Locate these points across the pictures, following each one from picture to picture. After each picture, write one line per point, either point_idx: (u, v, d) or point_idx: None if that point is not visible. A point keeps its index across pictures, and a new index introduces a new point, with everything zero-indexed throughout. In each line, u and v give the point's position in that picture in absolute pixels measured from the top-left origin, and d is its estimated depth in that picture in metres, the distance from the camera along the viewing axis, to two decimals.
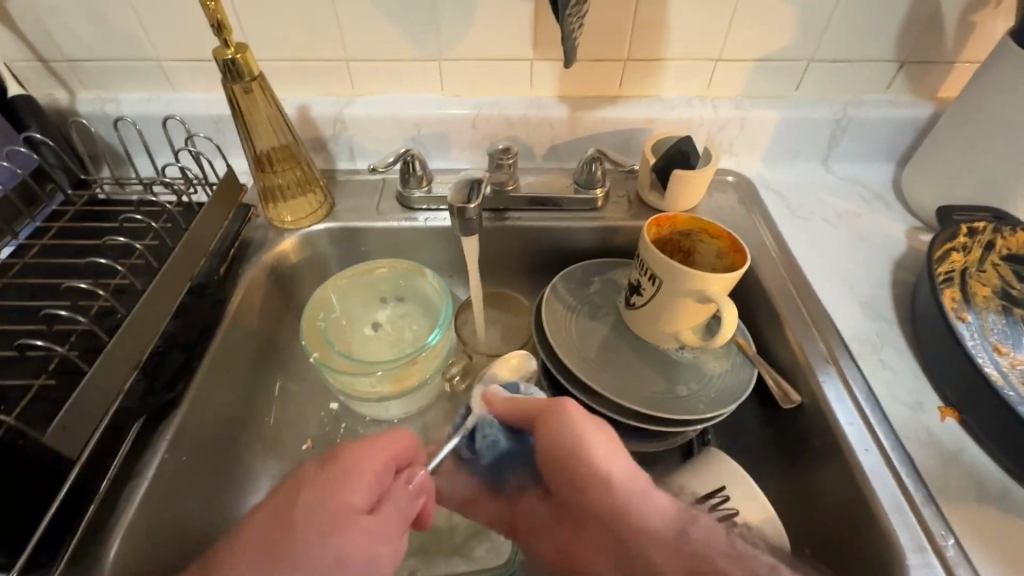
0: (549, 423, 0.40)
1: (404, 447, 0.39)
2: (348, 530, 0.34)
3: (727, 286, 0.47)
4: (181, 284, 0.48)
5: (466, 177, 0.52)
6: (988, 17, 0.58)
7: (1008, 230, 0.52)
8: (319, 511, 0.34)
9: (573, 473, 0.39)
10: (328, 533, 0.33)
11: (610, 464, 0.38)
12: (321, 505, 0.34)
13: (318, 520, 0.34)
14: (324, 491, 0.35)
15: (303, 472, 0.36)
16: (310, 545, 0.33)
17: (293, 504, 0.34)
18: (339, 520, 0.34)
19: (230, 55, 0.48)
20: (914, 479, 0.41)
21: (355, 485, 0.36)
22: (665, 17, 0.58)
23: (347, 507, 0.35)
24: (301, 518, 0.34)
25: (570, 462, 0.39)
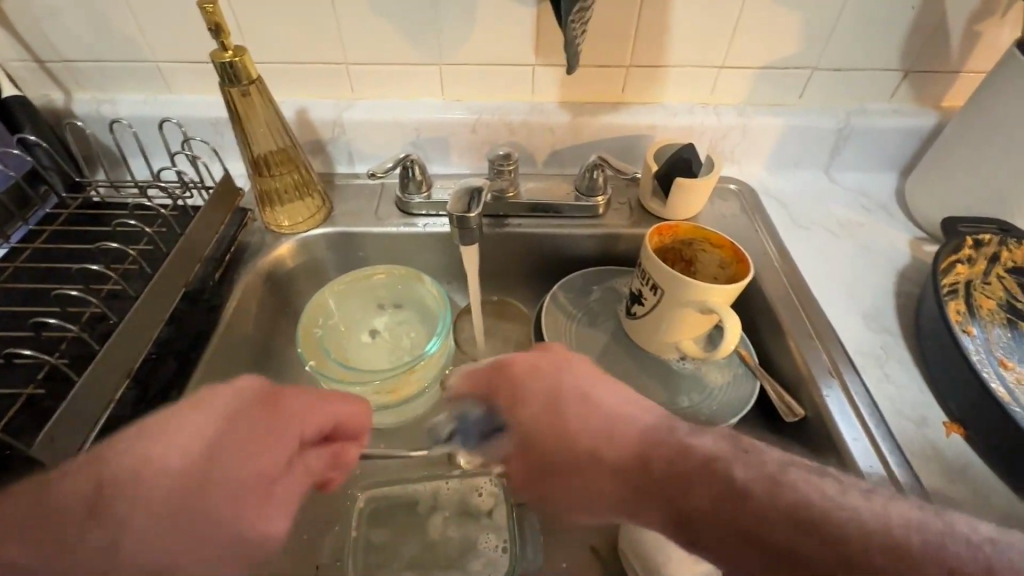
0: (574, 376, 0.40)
1: (343, 421, 0.39)
2: (266, 495, 0.32)
3: (730, 297, 0.47)
4: (173, 291, 0.47)
5: (465, 187, 0.51)
6: (994, 27, 0.58)
7: (1013, 242, 0.52)
8: (251, 469, 0.32)
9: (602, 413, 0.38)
10: (253, 497, 0.31)
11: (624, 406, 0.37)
12: (251, 464, 0.32)
13: (248, 479, 0.32)
14: (258, 447, 0.33)
15: (232, 412, 0.34)
16: (232, 504, 0.30)
17: (222, 455, 0.31)
18: (264, 484, 0.33)
19: (228, 58, 0.47)
20: (879, 430, 0.44)
21: (280, 447, 0.34)
22: (668, 23, 0.58)
23: (269, 471, 0.33)
24: (227, 474, 0.31)
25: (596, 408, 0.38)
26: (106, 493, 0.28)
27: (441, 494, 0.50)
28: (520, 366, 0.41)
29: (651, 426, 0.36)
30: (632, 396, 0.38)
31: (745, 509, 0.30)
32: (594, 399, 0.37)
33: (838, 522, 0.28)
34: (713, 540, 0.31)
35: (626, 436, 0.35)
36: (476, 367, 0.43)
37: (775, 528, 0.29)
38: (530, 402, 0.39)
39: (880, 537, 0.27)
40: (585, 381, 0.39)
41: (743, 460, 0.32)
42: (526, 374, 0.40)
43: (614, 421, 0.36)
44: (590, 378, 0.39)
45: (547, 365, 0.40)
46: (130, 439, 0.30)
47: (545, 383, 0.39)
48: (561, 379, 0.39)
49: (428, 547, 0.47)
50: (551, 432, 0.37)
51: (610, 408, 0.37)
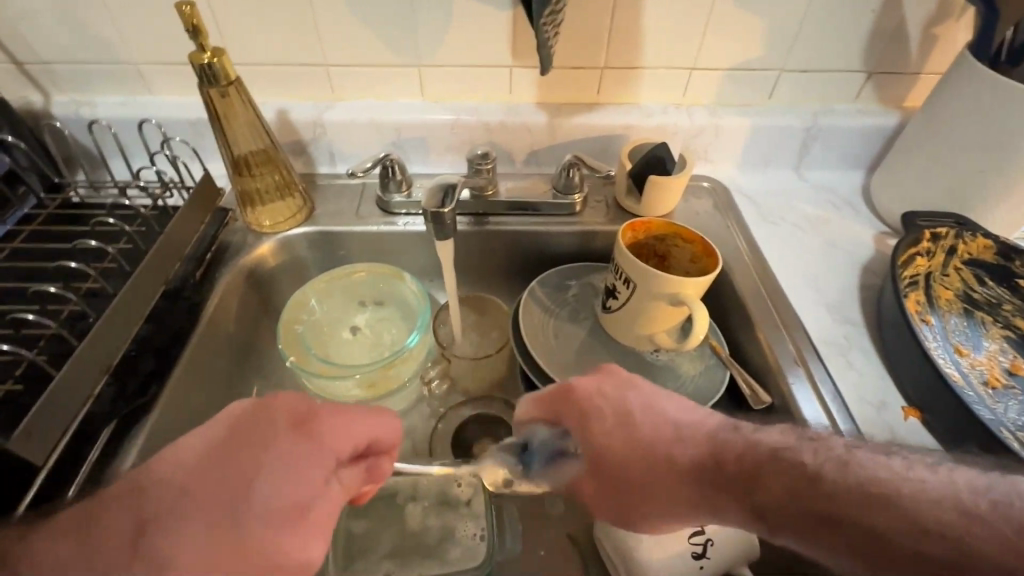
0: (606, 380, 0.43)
1: (376, 425, 0.39)
2: (301, 516, 0.32)
3: (700, 290, 0.48)
4: (152, 290, 0.47)
5: (440, 182, 0.52)
6: (950, 30, 0.60)
7: (968, 235, 0.54)
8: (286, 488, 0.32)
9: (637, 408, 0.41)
10: (286, 520, 0.31)
11: (694, 417, 0.40)
12: (283, 485, 0.32)
13: (282, 500, 0.31)
14: (288, 468, 0.32)
15: (270, 430, 0.34)
16: (265, 528, 0.30)
17: (256, 478, 0.31)
18: (297, 505, 0.32)
19: (207, 59, 0.48)
20: (832, 389, 0.47)
21: (313, 466, 0.33)
22: (639, 26, 0.60)
23: (306, 494, 0.32)
24: (261, 497, 0.31)
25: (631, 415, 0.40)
26: (146, 526, 0.29)
27: (422, 485, 0.50)
28: (581, 389, 0.42)
29: (716, 429, 0.38)
30: (688, 402, 0.41)
31: (819, 492, 0.32)
32: (663, 413, 0.40)
33: (921, 503, 0.29)
34: (791, 524, 0.32)
35: (691, 444, 0.38)
36: (541, 392, 0.45)
37: (853, 501, 0.31)
38: (602, 424, 0.41)
39: (950, 504, 0.29)
40: (652, 395, 0.41)
41: (810, 448, 0.34)
42: (591, 396, 0.42)
43: (681, 428, 0.39)
44: (658, 395, 0.41)
45: (610, 386, 0.42)
46: (161, 470, 0.31)
47: (605, 402, 0.41)
48: (623, 399, 0.41)
49: (408, 538, 0.48)
50: (649, 439, 0.39)
51: (674, 418, 0.39)
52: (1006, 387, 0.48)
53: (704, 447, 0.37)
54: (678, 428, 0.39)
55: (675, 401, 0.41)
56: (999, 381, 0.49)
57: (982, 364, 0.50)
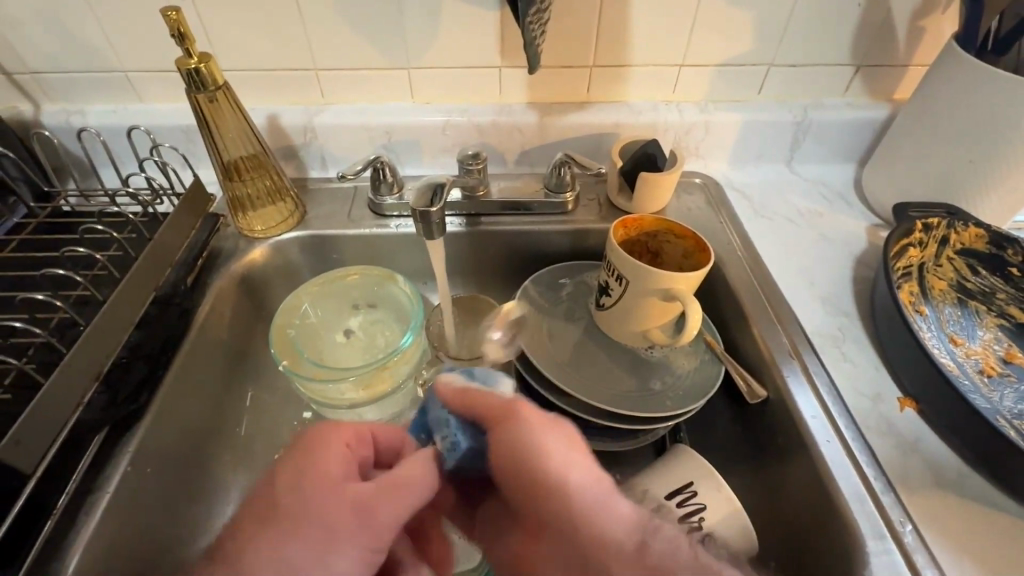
0: (504, 427, 0.36)
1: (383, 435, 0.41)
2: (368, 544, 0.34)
3: (693, 284, 0.48)
4: (143, 297, 0.46)
5: (429, 183, 0.52)
6: (936, 22, 0.61)
7: (960, 225, 0.54)
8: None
9: (512, 455, 0.35)
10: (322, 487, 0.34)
11: (570, 466, 0.33)
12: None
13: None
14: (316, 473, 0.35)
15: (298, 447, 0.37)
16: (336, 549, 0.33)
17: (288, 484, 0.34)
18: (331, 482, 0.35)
19: (194, 64, 0.48)
20: (840, 409, 0.45)
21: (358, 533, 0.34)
22: (627, 24, 0.60)
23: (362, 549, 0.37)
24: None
25: (509, 457, 0.35)
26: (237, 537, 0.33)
27: None
28: (483, 401, 0.38)
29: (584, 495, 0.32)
30: (583, 468, 0.34)
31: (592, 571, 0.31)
32: (543, 470, 0.33)
33: None
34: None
35: (550, 501, 0.33)
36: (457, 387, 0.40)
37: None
38: (474, 422, 0.39)
39: None
40: (532, 426, 0.35)
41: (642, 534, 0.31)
42: (490, 413, 0.38)
43: (539, 488, 0.33)
44: (559, 449, 0.34)
45: (505, 410, 0.37)
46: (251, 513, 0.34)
47: (482, 409, 0.38)
48: (507, 425, 0.36)
49: None
50: (502, 468, 0.36)
51: (547, 465, 0.33)
52: (1001, 375, 0.48)
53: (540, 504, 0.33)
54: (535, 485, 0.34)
55: (564, 449, 0.34)
56: (994, 370, 0.48)
57: (976, 354, 0.50)
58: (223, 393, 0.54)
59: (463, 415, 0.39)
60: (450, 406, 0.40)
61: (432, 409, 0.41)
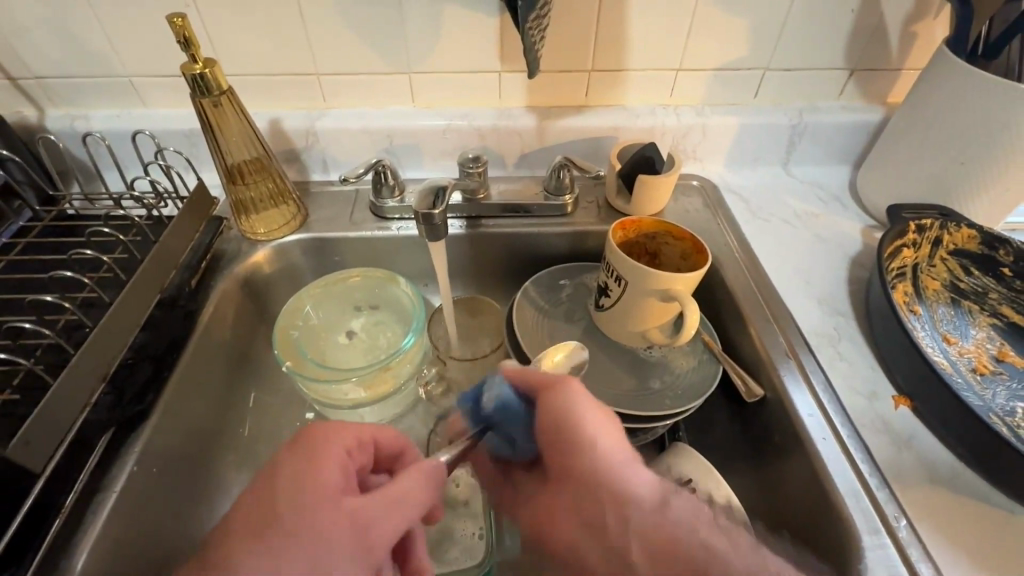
0: (557, 394, 0.39)
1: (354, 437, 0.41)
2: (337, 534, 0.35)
3: (691, 285, 0.49)
4: (147, 299, 0.47)
5: (431, 185, 0.53)
6: (928, 26, 0.62)
7: (952, 226, 0.55)
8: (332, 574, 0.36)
9: (556, 424, 0.38)
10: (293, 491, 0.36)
11: (608, 435, 0.37)
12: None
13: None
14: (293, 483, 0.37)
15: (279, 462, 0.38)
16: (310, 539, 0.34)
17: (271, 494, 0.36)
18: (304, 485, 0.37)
19: (199, 70, 0.48)
20: (836, 408, 0.45)
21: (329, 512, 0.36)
22: (624, 29, 0.61)
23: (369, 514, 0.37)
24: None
25: (551, 423, 0.38)
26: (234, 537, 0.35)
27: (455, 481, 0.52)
28: (535, 373, 0.41)
29: (617, 459, 0.36)
30: (617, 439, 0.37)
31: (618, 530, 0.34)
32: (582, 439, 0.37)
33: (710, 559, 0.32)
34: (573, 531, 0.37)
35: (586, 464, 0.36)
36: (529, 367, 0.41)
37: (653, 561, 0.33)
38: (526, 391, 0.41)
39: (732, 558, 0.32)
40: (579, 398, 0.38)
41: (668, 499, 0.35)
42: (541, 385, 0.40)
43: (575, 454, 0.37)
44: (600, 422, 0.38)
45: (557, 380, 0.40)
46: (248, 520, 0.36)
47: (534, 380, 0.41)
48: (553, 398, 0.39)
49: None
50: (545, 437, 0.39)
51: (589, 433, 0.37)
52: (994, 373, 0.49)
53: (574, 465, 0.37)
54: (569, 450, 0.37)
55: (603, 420, 0.38)
56: (986, 368, 0.49)
57: (969, 352, 0.50)
58: (226, 394, 0.54)
59: (517, 385, 0.41)
60: (513, 377, 0.41)
61: (484, 382, 0.43)
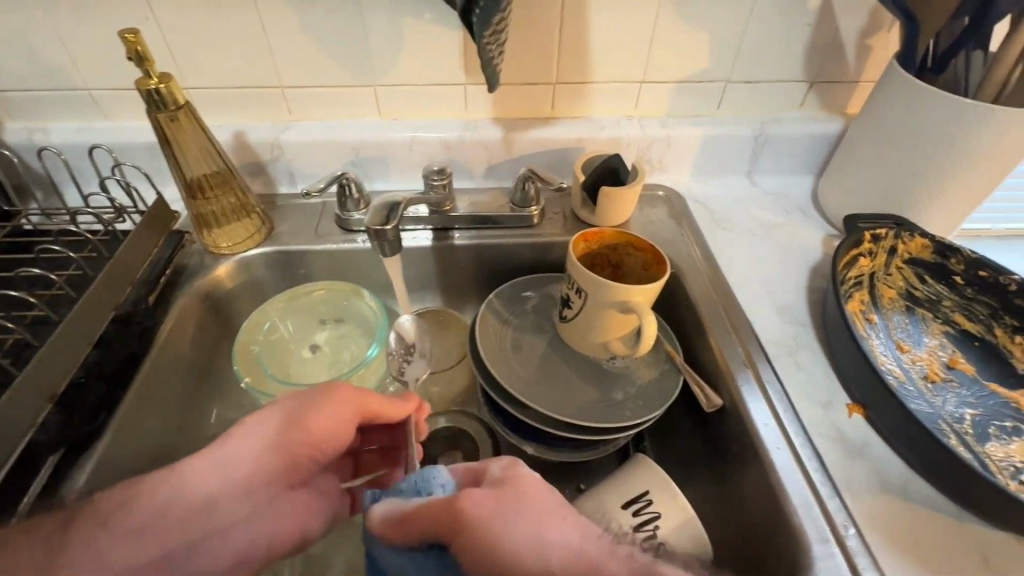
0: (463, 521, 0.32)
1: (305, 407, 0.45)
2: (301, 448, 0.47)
3: (650, 297, 0.49)
4: (101, 317, 0.46)
5: (386, 201, 0.53)
6: (882, 40, 0.63)
7: (907, 235, 0.56)
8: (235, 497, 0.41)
9: (488, 551, 0.30)
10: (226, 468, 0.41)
11: (552, 532, 0.31)
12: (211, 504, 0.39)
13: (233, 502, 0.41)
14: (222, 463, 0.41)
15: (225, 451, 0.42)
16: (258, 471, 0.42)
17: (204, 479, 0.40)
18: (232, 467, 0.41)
19: (153, 85, 0.48)
20: (790, 418, 0.46)
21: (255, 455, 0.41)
22: (587, 42, 0.61)
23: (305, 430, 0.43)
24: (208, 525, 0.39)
25: (486, 555, 0.30)
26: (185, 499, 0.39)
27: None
28: (423, 508, 0.33)
29: (576, 557, 0.30)
30: (567, 528, 0.32)
31: None
32: (529, 551, 0.30)
33: None
34: None
35: None
36: (396, 512, 0.33)
37: None
38: (422, 535, 0.32)
39: None
40: (496, 509, 0.32)
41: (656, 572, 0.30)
42: (444, 513, 0.32)
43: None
44: (531, 507, 0.33)
45: (453, 505, 0.33)
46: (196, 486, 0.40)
47: (424, 523, 0.33)
48: (463, 520, 0.32)
49: None
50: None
51: (532, 540, 0.31)
52: (945, 380, 0.50)
53: None
54: (517, 571, 0.30)
55: (535, 518, 0.32)
56: (937, 375, 0.50)
57: (922, 360, 0.51)
58: (186, 412, 0.54)
59: (405, 539, 0.33)
60: (391, 537, 0.33)
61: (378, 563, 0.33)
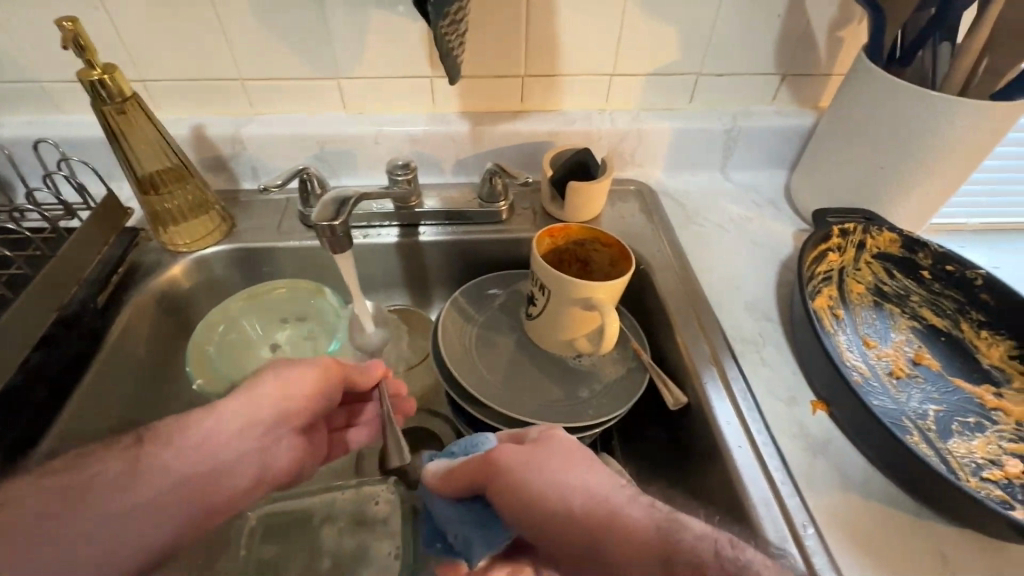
0: (496, 477, 0.35)
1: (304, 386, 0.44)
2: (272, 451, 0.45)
3: (613, 293, 0.48)
4: (40, 319, 0.45)
5: (336, 195, 0.51)
6: (854, 33, 0.63)
7: (875, 230, 0.55)
8: (242, 457, 0.41)
9: (515, 494, 0.33)
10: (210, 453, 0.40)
11: (576, 481, 0.32)
12: (221, 466, 0.40)
13: (241, 459, 0.42)
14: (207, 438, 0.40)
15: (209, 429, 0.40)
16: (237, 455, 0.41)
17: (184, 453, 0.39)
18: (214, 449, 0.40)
19: (96, 76, 0.47)
20: (753, 416, 0.45)
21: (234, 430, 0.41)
22: (555, 33, 0.60)
23: (299, 398, 0.44)
24: (218, 488, 0.41)
25: (514, 497, 0.33)
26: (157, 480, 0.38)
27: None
28: (472, 466, 0.37)
29: (591, 502, 0.31)
30: (595, 477, 0.32)
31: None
32: (553, 493, 0.32)
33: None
34: None
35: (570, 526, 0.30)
36: (451, 471, 0.38)
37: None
38: (470, 486, 0.37)
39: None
40: (524, 464, 0.34)
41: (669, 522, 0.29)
42: (487, 467, 0.36)
43: (550, 517, 0.31)
44: (558, 458, 0.34)
45: (486, 464, 0.36)
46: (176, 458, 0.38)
47: (469, 476, 0.37)
48: (497, 472, 0.35)
49: (322, 558, 0.48)
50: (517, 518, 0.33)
51: (554, 483, 0.32)
52: (910, 376, 0.49)
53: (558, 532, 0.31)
54: (540, 514, 0.32)
55: (560, 466, 0.33)
56: (902, 371, 0.50)
57: (888, 355, 0.51)
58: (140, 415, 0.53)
59: (455, 492, 0.38)
60: (449, 493, 0.38)
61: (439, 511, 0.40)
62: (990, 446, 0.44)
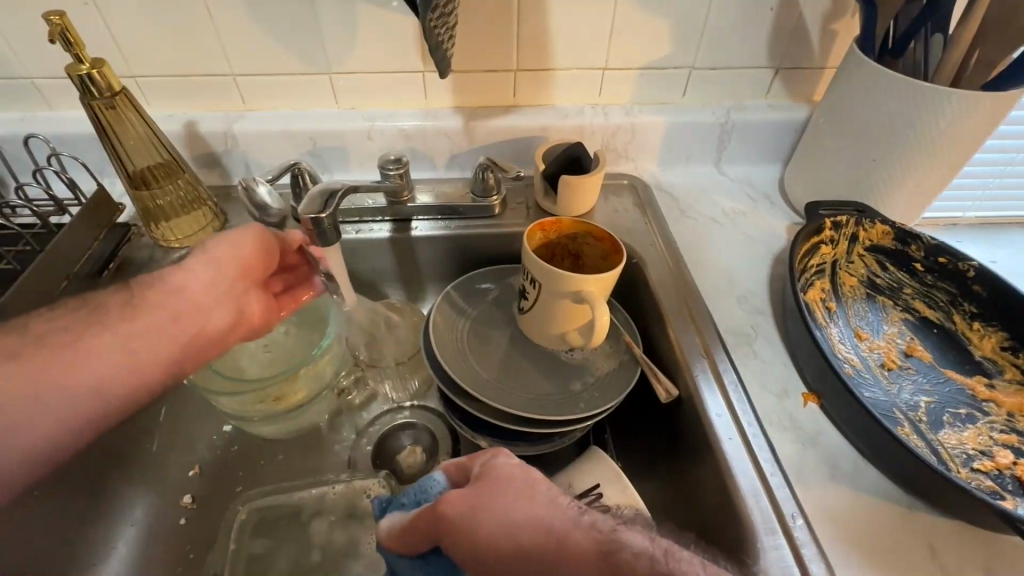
0: (446, 518, 0.33)
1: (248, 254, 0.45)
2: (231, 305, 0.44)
3: (604, 287, 0.48)
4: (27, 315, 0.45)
5: (324, 188, 0.50)
6: (847, 26, 0.62)
7: (867, 222, 0.55)
8: (213, 301, 0.43)
9: (466, 540, 0.31)
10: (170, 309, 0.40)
11: (520, 513, 0.31)
12: (203, 306, 0.42)
13: (221, 301, 0.43)
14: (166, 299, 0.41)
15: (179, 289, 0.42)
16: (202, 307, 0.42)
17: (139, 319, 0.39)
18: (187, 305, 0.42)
19: (85, 70, 0.46)
20: (744, 410, 0.45)
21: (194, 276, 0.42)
22: (546, 27, 0.60)
23: (249, 254, 0.45)
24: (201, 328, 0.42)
25: (464, 545, 0.31)
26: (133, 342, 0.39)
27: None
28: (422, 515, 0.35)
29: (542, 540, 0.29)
30: (539, 507, 0.31)
31: None
32: (502, 538, 0.30)
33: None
34: None
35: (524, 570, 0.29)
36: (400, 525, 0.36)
37: None
38: (422, 535, 0.35)
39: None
40: (471, 504, 0.32)
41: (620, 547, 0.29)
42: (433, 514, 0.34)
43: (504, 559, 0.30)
44: (502, 491, 0.33)
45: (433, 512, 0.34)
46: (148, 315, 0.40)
47: (420, 526, 0.35)
48: (444, 520, 0.33)
49: (312, 552, 0.49)
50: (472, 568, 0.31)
51: (502, 522, 0.31)
52: (901, 368, 0.49)
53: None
54: (492, 559, 0.30)
55: (507, 500, 0.32)
56: (894, 363, 0.50)
57: (879, 348, 0.51)
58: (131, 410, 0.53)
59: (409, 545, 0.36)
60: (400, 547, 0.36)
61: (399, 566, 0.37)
62: (981, 437, 0.44)
